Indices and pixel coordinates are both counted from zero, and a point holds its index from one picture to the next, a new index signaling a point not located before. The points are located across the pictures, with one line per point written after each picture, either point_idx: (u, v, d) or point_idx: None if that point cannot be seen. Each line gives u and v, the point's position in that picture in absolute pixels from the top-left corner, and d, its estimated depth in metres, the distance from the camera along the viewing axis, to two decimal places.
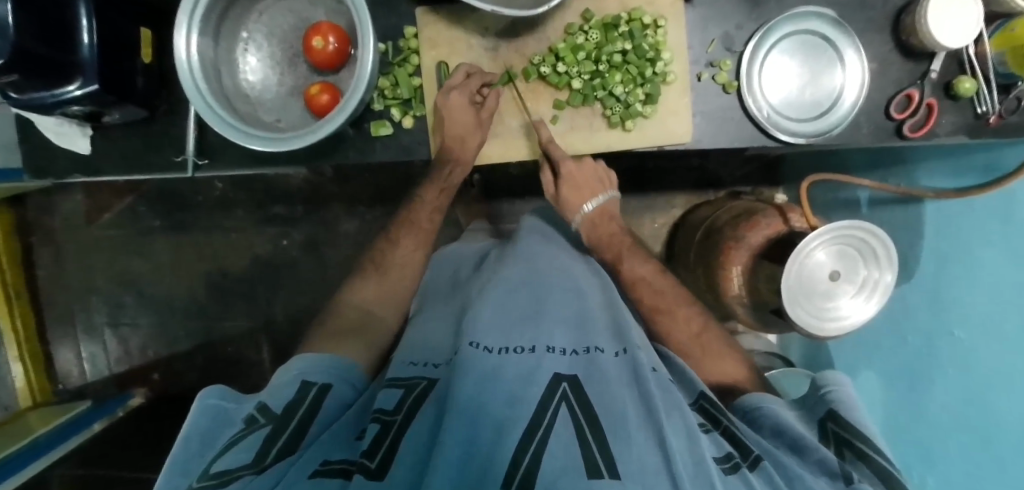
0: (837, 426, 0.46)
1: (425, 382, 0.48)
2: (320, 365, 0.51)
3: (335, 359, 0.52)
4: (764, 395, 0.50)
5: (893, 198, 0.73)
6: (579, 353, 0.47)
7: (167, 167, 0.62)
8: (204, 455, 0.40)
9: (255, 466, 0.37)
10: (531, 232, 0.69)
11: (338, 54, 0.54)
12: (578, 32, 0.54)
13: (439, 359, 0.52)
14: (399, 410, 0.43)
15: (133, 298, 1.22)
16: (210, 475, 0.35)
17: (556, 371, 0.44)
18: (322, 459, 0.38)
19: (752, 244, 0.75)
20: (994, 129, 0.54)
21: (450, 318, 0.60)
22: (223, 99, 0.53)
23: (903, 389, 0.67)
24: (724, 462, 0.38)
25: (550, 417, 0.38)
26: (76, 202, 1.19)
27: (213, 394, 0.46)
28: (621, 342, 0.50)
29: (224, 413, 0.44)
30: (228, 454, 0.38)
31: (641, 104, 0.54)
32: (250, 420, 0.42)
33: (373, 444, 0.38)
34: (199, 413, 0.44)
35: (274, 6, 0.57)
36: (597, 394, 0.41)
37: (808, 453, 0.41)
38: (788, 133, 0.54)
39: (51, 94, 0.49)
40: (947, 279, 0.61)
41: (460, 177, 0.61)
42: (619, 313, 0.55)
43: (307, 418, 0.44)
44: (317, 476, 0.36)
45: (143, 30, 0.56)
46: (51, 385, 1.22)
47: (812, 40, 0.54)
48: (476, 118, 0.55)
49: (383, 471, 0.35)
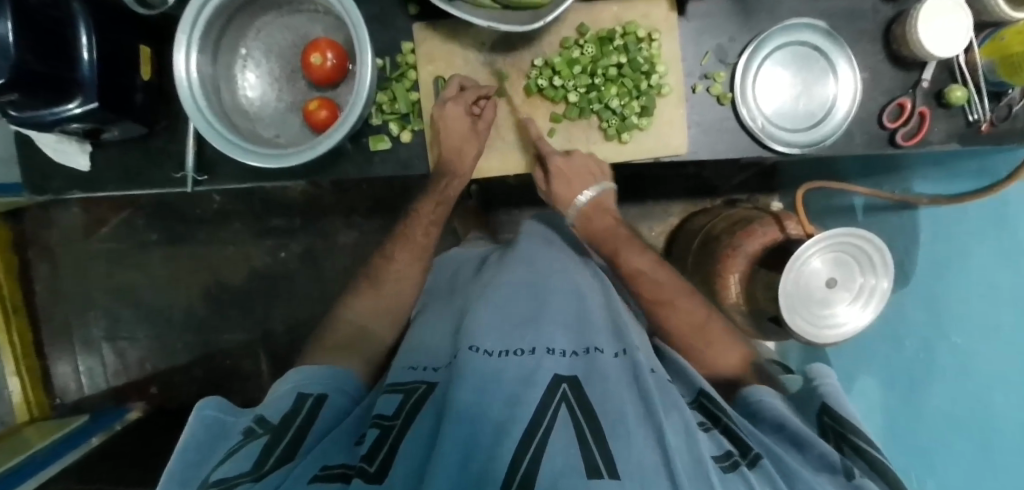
0: (833, 421, 0.47)
1: (424, 386, 0.48)
2: (318, 378, 0.51)
3: (333, 371, 0.52)
4: (761, 388, 0.50)
5: (886, 204, 0.74)
6: (579, 354, 0.48)
7: (166, 183, 0.62)
8: (205, 466, 0.40)
9: (253, 474, 0.36)
10: (530, 236, 0.70)
11: (336, 69, 0.54)
12: (574, 46, 0.54)
13: (438, 363, 0.52)
14: (398, 414, 0.43)
15: (131, 311, 1.21)
16: (210, 484, 0.35)
17: (556, 372, 0.44)
18: (322, 464, 0.38)
19: (749, 251, 0.76)
20: (986, 136, 0.54)
21: (448, 323, 0.60)
22: (223, 116, 0.53)
23: (898, 394, 0.66)
24: (723, 461, 0.38)
25: (551, 416, 0.38)
26: (74, 216, 1.19)
27: (212, 405, 0.45)
28: (621, 342, 0.50)
29: (224, 426, 0.44)
30: (227, 463, 0.37)
31: (636, 116, 0.55)
32: (247, 432, 0.42)
33: (373, 448, 0.38)
34: (197, 425, 0.43)
35: (272, 22, 0.58)
36: (597, 395, 0.41)
37: (808, 448, 0.42)
38: (783, 143, 0.54)
39: (52, 113, 0.49)
40: (942, 286, 0.61)
41: (455, 192, 0.61)
42: (617, 314, 0.56)
43: (306, 424, 0.44)
44: (317, 480, 0.36)
45: (143, 47, 0.56)
46: (48, 400, 1.21)
47: (804, 52, 0.54)
48: (474, 129, 0.56)
49: (382, 475, 0.35)
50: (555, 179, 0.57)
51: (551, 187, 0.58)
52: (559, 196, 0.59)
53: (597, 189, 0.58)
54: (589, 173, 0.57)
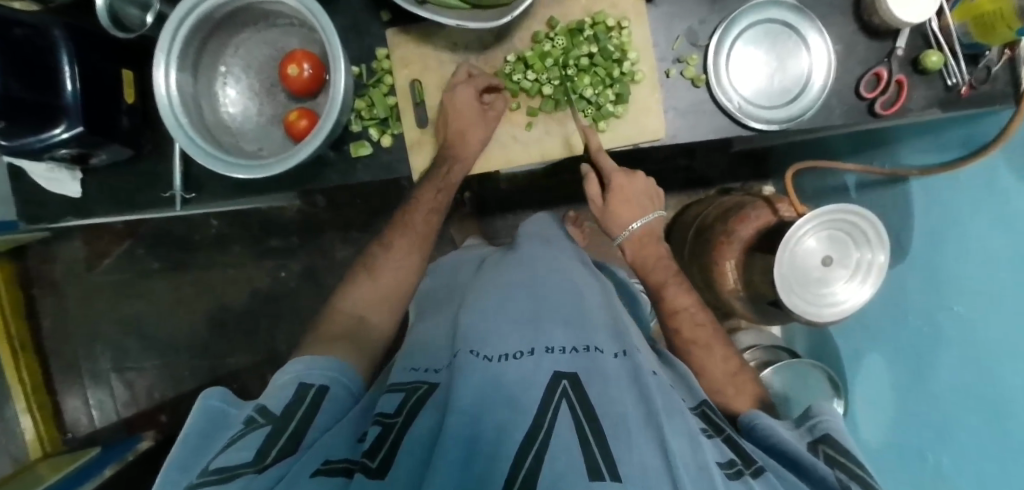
0: (830, 450, 0.43)
1: (425, 386, 0.47)
2: (319, 366, 0.50)
3: (337, 364, 0.51)
4: (760, 411, 0.50)
5: (881, 179, 0.74)
6: (579, 351, 0.46)
7: (156, 204, 0.63)
8: (204, 453, 0.39)
9: (256, 465, 0.36)
10: (531, 238, 0.70)
11: (313, 80, 0.55)
12: (545, 39, 0.55)
13: (439, 364, 0.52)
14: (399, 413, 0.42)
15: (137, 341, 1.22)
16: (211, 471, 0.35)
17: (556, 369, 0.43)
18: (324, 458, 0.37)
19: (743, 237, 0.75)
20: (967, 99, 0.54)
21: (448, 322, 0.60)
22: (205, 132, 0.54)
23: (908, 375, 0.66)
24: (728, 468, 0.37)
25: (551, 417, 0.38)
26: (76, 250, 1.20)
27: (216, 396, 0.45)
28: (621, 343, 0.50)
29: (224, 417, 0.44)
30: (229, 451, 0.37)
31: (612, 104, 0.55)
32: (249, 420, 0.42)
33: (374, 444, 0.38)
34: (200, 414, 0.44)
35: (249, 39, 0.58)
36: (599, 395, 0.41)
37: (809, 471, 0.40)
38: (761, 121, 0.54)
39: (38, 139, 0.51)
40: (943, 254, 0.60)
41: (458, 178, 0.58)
42: (620, 318, 0.56)
43: (309, 415, 0.44)
44: (319, 474, 0.35)
45: (125, 71, 0.57)
46: (61, 434, 1.22)
47: (774, 29, 0.54)
48: (482, 113, 0.55)
49: (384, 472, 0.34)
50: (614, 196, 0.61)
51: (610, 204, 0.62)
52: (615, 215, 0.63)
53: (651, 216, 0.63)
54: (646, 194, 0.63)
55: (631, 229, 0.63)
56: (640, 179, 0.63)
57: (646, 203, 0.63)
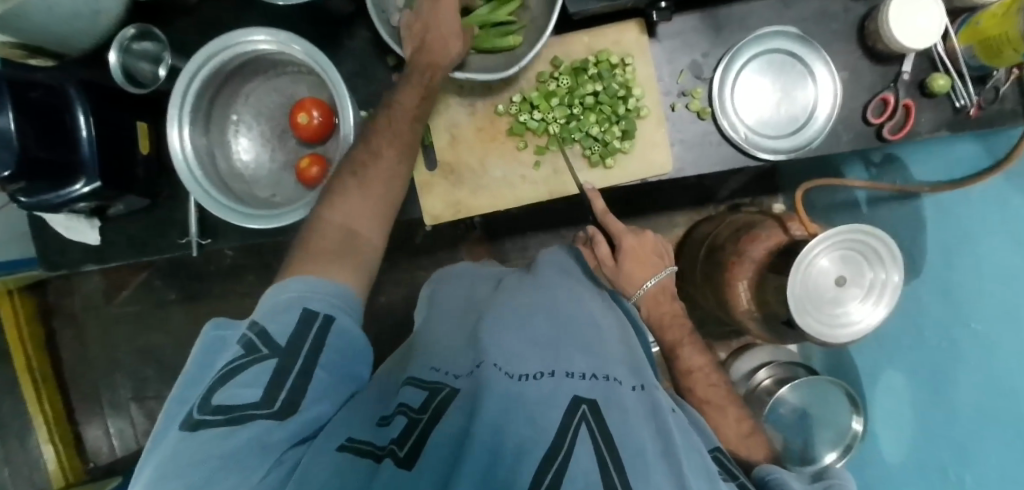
0: None
1: (448, 388, 0.42)
2: (323, 292, 0.42)
3: (334, 289, 0.43)
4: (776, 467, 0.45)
5: (889, 195, 0.74)
6: (599, 379, 0.42)
7: (173, 249, 0.64)
8: (199, 385, 0.35)
9: (266, 406, 0.33)
10: (551, 266, 0.67)
11: (323, 126, 0.56)
12: (550, 79, 0.56)
13: (462, 368, 0.47)
14: (426, 409, 0.38)
15: (155, 370, 1.24)
16: (208, 410, 0.31)
17: (576, 393, 0.38)
18: (348, 436, 0.34)
19: (755, 257, 0.75)
20: (976, 120, 0.54)
21: (464, 330, 0.56)
22: (220, 183, 0.56)
23: (930, 388, 0.64)
24: None
25: (571, 439, 0.33)
26: (95, 283, 1.23)
27: (216, 325, 0.40)
28: (640, 377, 0.46)
29: (224, 343, 0.38)
30: (230, 384, 0.33)
31: (618, 140, 0.55)
32: (249, 347, 0.36)
33: (403, 432, 0.34)
34: (202, 344, 0.38)
35: (259, 87, 0.59)
36: (620, 423, 0.36)
37: None
38: (768, 151, 0.55)
39: (58, 195, 0.52)
40: (958, 273, 0.60)
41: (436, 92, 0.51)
42: (637, 354, 0.52)
43: (319, 344, 0.38)
44: (349, 450, 0.32)
45: (140, 124, 0.59)
46: (84, 464, 1.24)
47: (778, 59, 0.55)
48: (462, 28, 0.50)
49: (413, 460, 0.31)
50: (625, 256, 0.64)
51: (623, 264, 0.64)
52: (629, 275, 0.65)
53: (663, 272, 0.66)
54: (655, 253, 0.66)
55: (646, 286, 0.65)
56: (649, 239, 0.66)
57: (657, 261, 0.66)
